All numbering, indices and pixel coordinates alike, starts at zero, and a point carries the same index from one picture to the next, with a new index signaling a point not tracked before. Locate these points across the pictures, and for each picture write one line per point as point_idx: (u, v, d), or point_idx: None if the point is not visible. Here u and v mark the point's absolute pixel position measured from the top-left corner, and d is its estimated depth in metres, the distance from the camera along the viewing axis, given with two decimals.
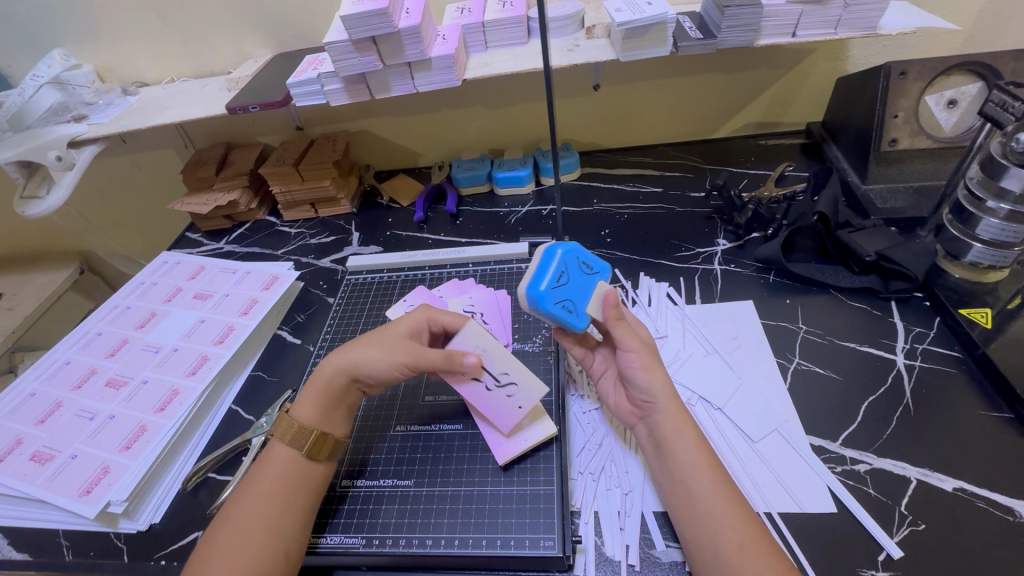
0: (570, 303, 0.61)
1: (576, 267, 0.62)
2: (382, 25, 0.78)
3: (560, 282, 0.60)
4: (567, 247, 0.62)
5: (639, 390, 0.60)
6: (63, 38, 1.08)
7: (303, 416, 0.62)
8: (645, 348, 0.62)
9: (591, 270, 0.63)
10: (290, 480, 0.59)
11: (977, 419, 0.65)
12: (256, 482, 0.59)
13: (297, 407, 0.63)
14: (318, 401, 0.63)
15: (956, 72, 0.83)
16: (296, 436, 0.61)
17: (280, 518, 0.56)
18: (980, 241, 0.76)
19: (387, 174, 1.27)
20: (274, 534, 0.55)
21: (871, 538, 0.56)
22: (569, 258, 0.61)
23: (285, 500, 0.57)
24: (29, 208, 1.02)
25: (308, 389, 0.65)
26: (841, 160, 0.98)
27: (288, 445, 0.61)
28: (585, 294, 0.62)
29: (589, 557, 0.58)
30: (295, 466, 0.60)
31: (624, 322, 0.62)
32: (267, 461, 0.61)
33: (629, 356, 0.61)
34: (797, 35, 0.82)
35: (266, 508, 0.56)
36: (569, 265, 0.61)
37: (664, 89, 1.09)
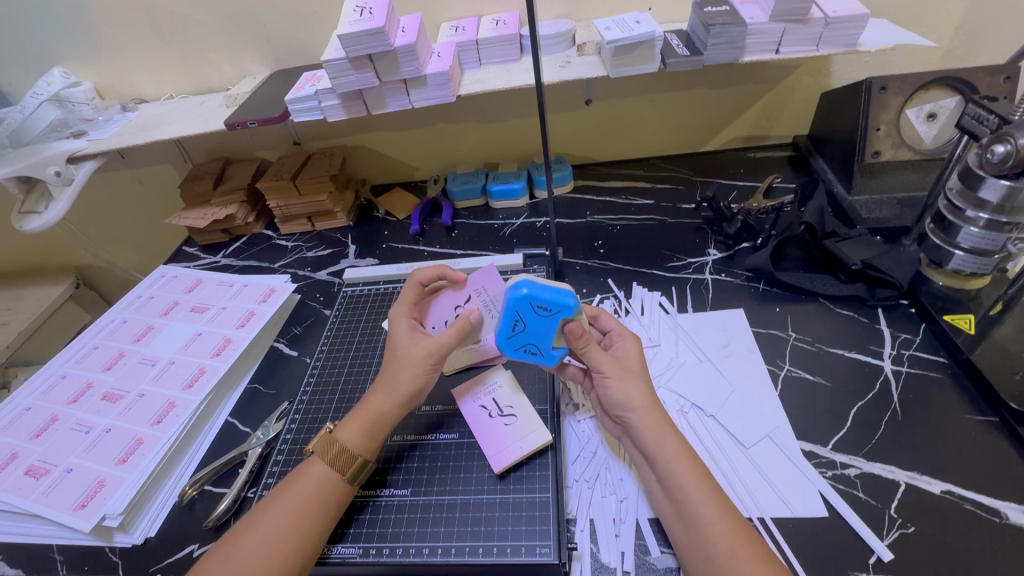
0: (534, 345, 0.64)
1: (530, 313, 0.61)
2: (378, 43, 0.80)
3: (515, 332, 0.63)
4: (518, 295, 0.61)
5: (614, 404, 0.62)
6: (64, 55, 1.09)
7: (347, 439, 0.62)
8: (619, 365, 0.63)
9: (549, 312, 0.61)
10: (320, 500, 0.59)
11: (962, 423, 0.66)
12: (284, 495, 0.59)
13: (344, 429, 0.63)
14: (367, 431, 0.63)
15: (933, 87, 0.86)
16: (337, 457, 0.61)
17: (304, 536, 0.56)
18: (961, 249, 0.78)
19: (382, 188, 1.28)
20: (292, 549, 0.55)
21: (862, 542, 0.57)
22: (521, 305, 0.61)
23: (311, 517, 0.58)
24: (27, 223, 1.02)
25: (357, 411, 0.65)
26: (827, 172, 1.00)
27: (328, 466, 0.61)
28: (547, 334, 0.63)
29: (585, 565, 0.58)
30: (329, 488, 0.60)
31: (591, 349, 0.62)
32: (303, 477, 0.60)
33: (601, 377, 0.63)
34: (781, 52, 0.85)
35: (296, 524, 0.57)
36: (523, 313, 0.62)
37: (653, 103, 1.12)
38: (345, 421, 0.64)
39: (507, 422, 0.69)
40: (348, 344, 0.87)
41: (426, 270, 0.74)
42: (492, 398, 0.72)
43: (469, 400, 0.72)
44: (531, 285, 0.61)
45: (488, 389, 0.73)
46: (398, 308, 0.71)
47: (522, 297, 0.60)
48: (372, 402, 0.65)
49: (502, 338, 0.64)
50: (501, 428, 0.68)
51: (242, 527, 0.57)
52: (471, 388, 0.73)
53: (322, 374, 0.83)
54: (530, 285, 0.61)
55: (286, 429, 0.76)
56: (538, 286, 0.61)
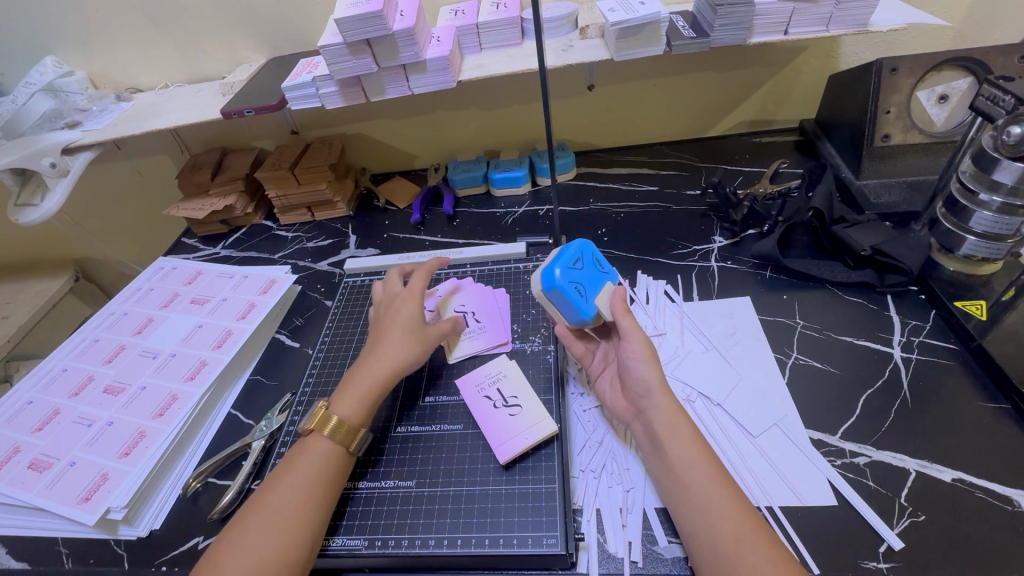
0: (581, 287, 0.66)
1: (590, 262, 0.69)
2: (376, 27, 0.78)
3: (575, 265, 0.66)
4: (586, 242, 0.70)
5: (636, 381, 0.62)
6: (58, 44, 1.08)
7: (346, 411, 0.63)
8: (644, 340, 0.64)
9: (603, 268, 0.71)
10: (324, 474, 0.59)
11: (974, 410, 0.66)
12: (291, 472, 0.59)
13: (339, 402, 0.64)
14: (363, 399, 0.65)
15: (946, 68, 0.84)
16: (338, 430, 0.62)
17: (318, 509, 0.57)
18: (974, 233, 0.76)
19: (382, 177, 1.26)
20: (303, 527, 0.55)
21: (873, 531, 0.57)
22: (585, 251, 0.69)
23: (322, 490, 0.58)
24: (22, 215, 1.01)
25: (352, 384, 0.66)
26: (835, 156, 0.99)
27: (331, 439, 0.61)
28: (595, 286, 0.68)
29: (592, 555, 0.58)
30: (334, 460, 0.61)
31: (630, 315, 0.66)
32: (307, 452, 0.61)
33: (627, 347, 0.63)
34: (790, 33, 0.83)
35: (306, 497, 0.57)
36: (585, 257, 0.69)
37: (658, 88, 1.10)
38: (341, 394, 0.66)
39: (511, 413, 0.68)
40: (351, 334, 0.87)
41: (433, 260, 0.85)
42: (496, 390, 0.71)
43: (473, 388, 0.72)
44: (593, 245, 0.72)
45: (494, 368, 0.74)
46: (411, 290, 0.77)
47: (588, 244, 0.70)
48: (368, 374, 0.66)
49: (564, 261, 0.65)
50: (505, 418, 0.68)
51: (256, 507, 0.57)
52: (476, 377, 0.73)
53: (323, 365, 0.83)
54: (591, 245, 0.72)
55: (290, 421, 0.76)
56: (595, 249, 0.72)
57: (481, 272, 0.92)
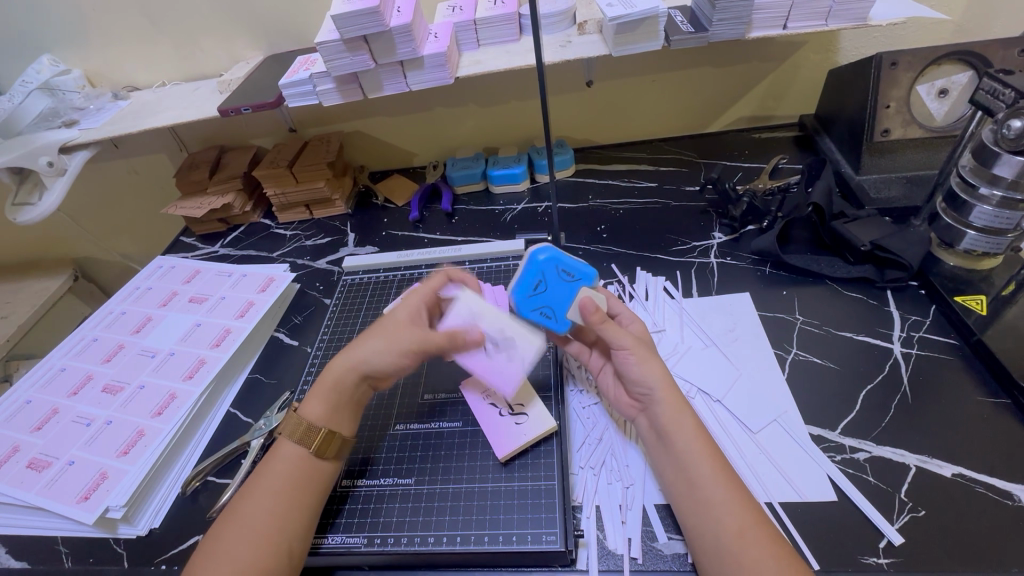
0: (550, 309, 0.66)
1: (554, 276, 0.65)
2: (373, 23, 0.77)
3: (537, 291, 0.66)
4: (545, 257, 0.65)
5: (636, 383, 0.61)
6: (54, 43, 1.07)
7: (312, 415, 0.62)
8: (639, 342, 0.62)
9: (571, 276, 0.65)
10: (294, 478, 0.59)
11: (974, 405, 0.65)
12: (261, 479, 0.59)
13: (305, 405, 0.63)
14: (328, 401, 0.63)
15: (946, 62, 0.84)
16: (304, 434, 0.61)
17: (288, 518, 0.56)
18: (974, 228, 0.76)
19: (381, 175, 1.26)
20: (275, 534, 0.55)
21: (873, 526, 0.56)
22: (546, 266, 0.65)
23: (291, 498, 0.57)
24: (20, 215, 1.01)
25: (318, 386, 0.65)
26: (834, 151, 0.98)
27: (297, 443, 0.61)
28: (565, 300, 0.65)
29: (591, 552, 0.58)
30: (303, 465, 0.60)
31: (608, 324, 0.62)
32: (274, 459, 0.60)
33: (623, 353, 0.61)
34: (789, 27, 0.82)
35: (275, 507, 0.56)
36: (548, 274, 0.65)
37: (657, 84, 1.09)
38: (307, 397, 0.64)
39: (497, 348, 0.65)
40: (350, 332, 0.86)
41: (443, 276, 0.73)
42: (478, 317, 0.67)
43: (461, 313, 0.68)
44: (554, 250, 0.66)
45: (464, 305, 0.68)
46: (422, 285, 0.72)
47: (550, 255, 0.65)
48: (331, 374, 0.65)
49: (522, 296, 0.67)
50: (491, 354, 0.66)
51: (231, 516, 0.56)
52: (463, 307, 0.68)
53: (322, 363, 0.82)
54: (553, 250, 0.66)
55: None
56: (565, 256, 0.66)
57: (480, 270, 0.92)
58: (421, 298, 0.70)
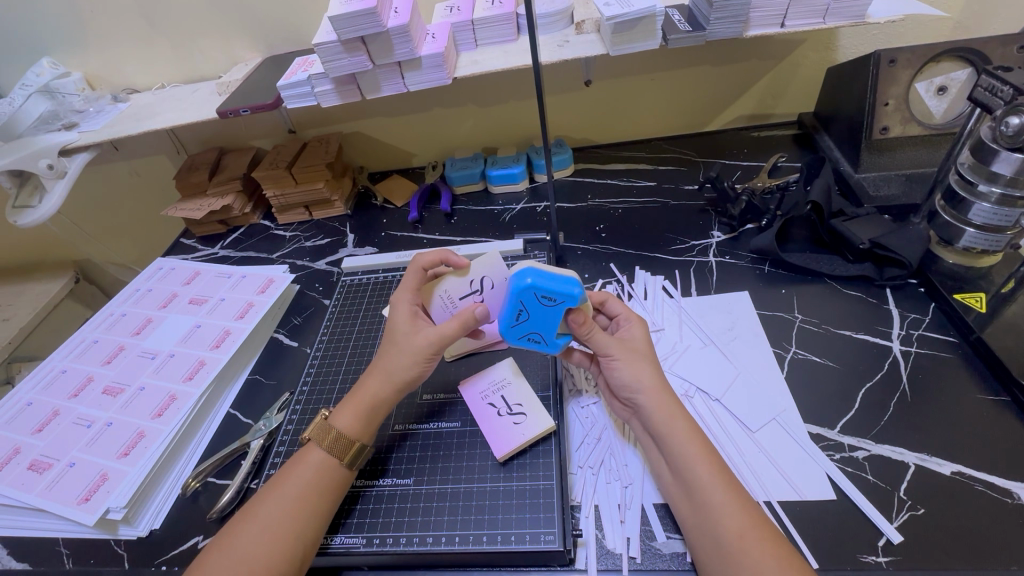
0: (537, 333, 0.64)
1: (534, 302, 0.61)
2: (370, 25, 0.78)
3: (520, 321, 0.63)
4: (523, 285, 0.60)
5: (623, 387, 0.62)
6: (53, 45, 1.07)
7: (344, 425, 0.62)
8: (625, 347, 0.63)
9: (553, 302, 0.60)
10: (318, 486, 0.59)
11: (973, 403, 0.65)
12: (284, 483, 0.59)
13: (338, 415, 0.63)
14: (361, 413, 0.63)
15: (944, 59, 0.84)
16: (334, 443, 0.61)
17: (305, 521, 0.56)
18: (973, 225, 0.76)
19: (380, 175, 1.26)
20: (292, 538, 0.55)
21: (872, 524, 0.56)
22: (525, 295, 0.60)
23: (312, 504, 0.57)
24: (20, 217, 1.01)
25: (352, 397, 0.64)
26: (833, 149, 0.98)
27: (325, 451, 0.61)
28: (551, 323, 0.62)
29: (590, 551, 0.58)
30: (328, 473, 0.60)
31: (595, 333, 0.62)
32: (301, 464, 0.60)
33: (608, 360, 0.63)
34: (786, 25, 0.82)
35: (295, 511, 0.56)
36: (528, 303, 0.61)
37: (655, 83, 1.09)
38: (340, 406, 0.64)
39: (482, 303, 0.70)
40: (349, 333, 0.87)
41: (429, 256, 0.74)
42: (454, 298, 0.71)
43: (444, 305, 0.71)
44: (536, 274, 0.60)
45: (438, 294, 0.70)
46: (400, 293, 0.70)
47: (525, 285, 0.60)
48: (368, 388, 0.64)
49: (506, 326, 0.64)
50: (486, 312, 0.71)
51: (248, 514, 0.57)
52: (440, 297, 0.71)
53: (322, 364, 0.83)
54: (534, 273, 0.61)
55: (289, 420, 0.76)
56: (545, 275, 0.60)
57: None
58: (409, 302, 0.69)
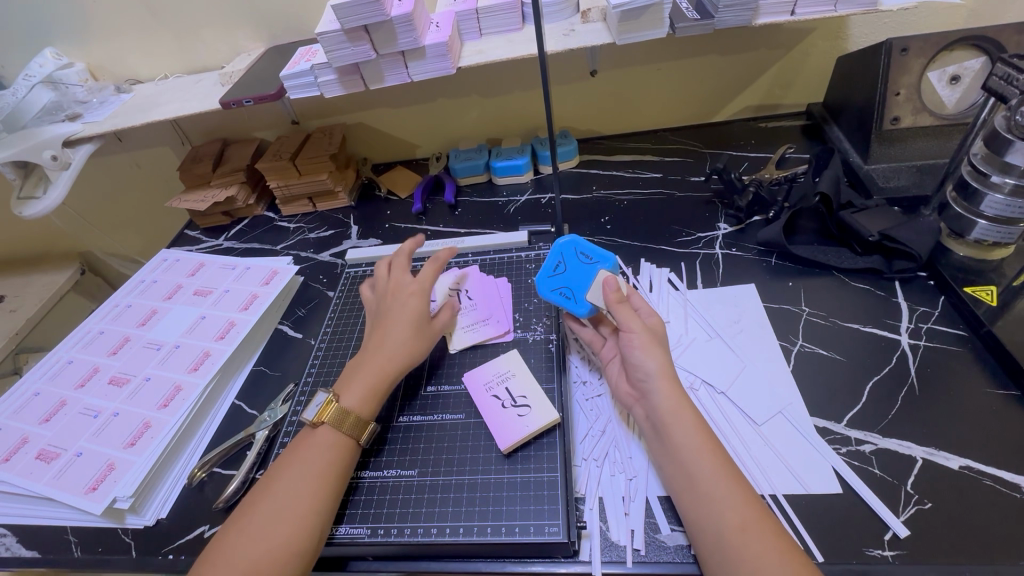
0: (568, 288, 0.71)
1: (575, 257, 0.72)
2: (373, 13, 0.77)
3: (558, 272, 0.72)
4: (566, 241, 0.73)
5: (637, 370, 0.61)
6: (57, 36, 1.07)
7: (353, 404, 0.63)
8: (648, 331, 0.63)
9: (591, 258, 0.71)
10: (331, 466, 0.59)
11: (982, 397, 0.64)
12: (298, 463, 0.59)
13: (345, 394, 0.64)
14: (369, 395, 0.64)
15: (958, 47, 0.82)
16: (345, 424, 0.62)
17: (323, 501, 0.57)
18: (985, 217, 0.75)
19: (384, 167, 1.26)
20: (311, 516, 0.55)
21: (878, 519, 0.56)
22: (567, 249, 0.72)
23: (326, 484, 0.58)
24: (26, 209, 1.01)
25: (359, 374, 0.66)
26: (842, 140, 0.97)
27: (337, 431, 0.61)
28: (585, 282, 0.70)
29: (594, 543, 0.58)
30: (340, 453, 0.60)
31: (624, 305, 0.64)
32: (313, 446, 0.61)
33: (629, 337, 0.62)
34: (797, 14, 0.81)
35: (312, 490, 0.57)
36: (567, 257, 0.72)
37: (661, 73, 1.08)
38: (347, 387, 0.66)
39: None
40: (352, 326, 0.86)
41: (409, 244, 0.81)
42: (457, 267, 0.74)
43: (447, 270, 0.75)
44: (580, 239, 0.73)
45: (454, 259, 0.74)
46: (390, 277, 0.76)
47: (573, 241, 0.72)
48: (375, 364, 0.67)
49: (545, 275, 0.73)
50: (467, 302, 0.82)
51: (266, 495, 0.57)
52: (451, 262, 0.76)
53: (326, 355, 0.83)
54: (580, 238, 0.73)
55: (292, 411, 0.76)
56: (585, 242, 0.73)
57: (484, 261, 0.91)
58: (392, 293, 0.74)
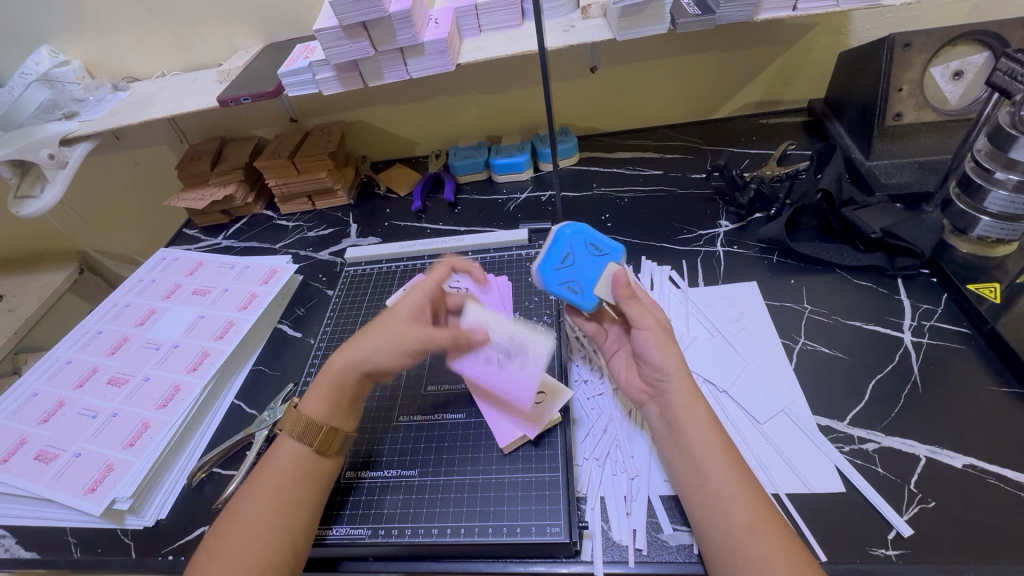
0: (576, 283, 0.64)
1: (582, 249, 0.65)
2: (371, 9, 0.76)
3: (565, 264, 0.65)
4: (573, 230, 0.65)
5: (653, 368, 0.60)
6: (53, 33, 1.06)
7: (314, 412, 0.61)
8: (660, 327, 0.60)
9: (599, 252, 0.65)
10: (297, 475, 0.58)
11: (986, 395, 0.64)
12: (263, 476, 0.58)
13: (307, 401, 0.62)
14: (331, 398, 0.61)
15: (962, 43, 0.81)
16: (305, 432, 0.60)
17: (292, 512, 0.56)
18: (988, 214, 0.74)
19: (383, 165, 1.25)
20: (280, 528, 0.55)
21: (881, 518, 0.56)
22: (573, 240, 0.65)
23: (293, 494, 0.57)
24: (23, 208, 1.01)
25: (321, 381, 0.63)
26: (844, 136, 0.96)
27: (298, 440, 0.60)
28: (593, 275, 0.64)
29: (596, 543, 0.57)
30: (306, 462, 0.59)
31: (635, 301, 0.61)
32: (277, 456, 0.60)
33: (642, 335, 0.60)
34: (798, 9, 0.80)
35: (277, 502, 0.56)
36: (575, 247, 0.65)
37: (662, 69, 1.07)
38: (308, 393, 0.63)
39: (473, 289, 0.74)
40: (352, 325, 0.86)
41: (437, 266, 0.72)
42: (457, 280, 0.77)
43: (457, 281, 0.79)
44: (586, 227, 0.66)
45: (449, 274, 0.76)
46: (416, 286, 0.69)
47: (580, 229, 0.66)
48: (338, 370, 0.63)
49: (548, 267, 0.64)
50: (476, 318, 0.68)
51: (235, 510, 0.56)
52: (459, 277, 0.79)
53: (326, 354, 0.82)
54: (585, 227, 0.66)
55: None
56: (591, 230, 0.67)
57: (485, 260, 0.91)
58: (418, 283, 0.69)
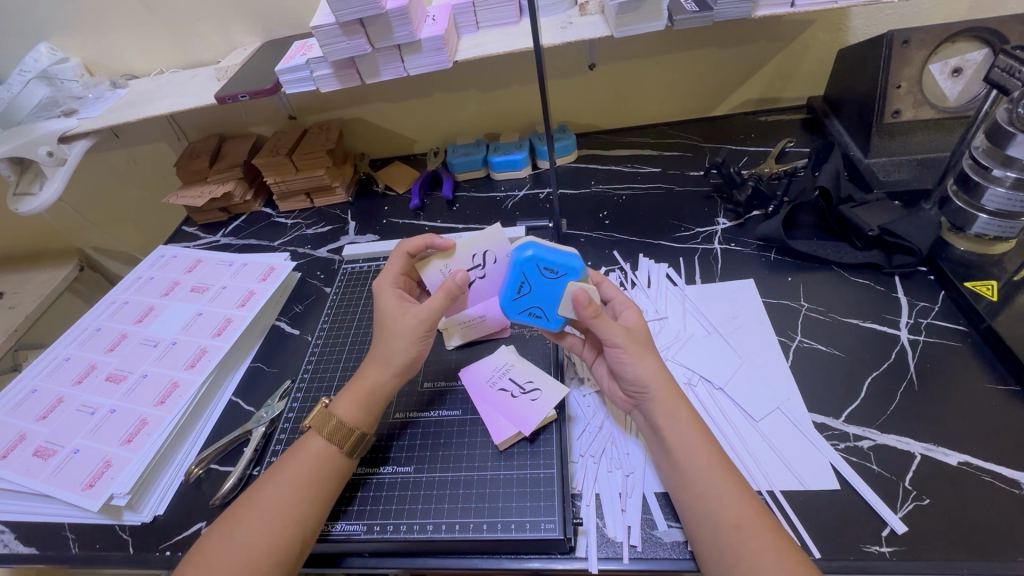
0: (539, 308, 0.64)
1: (536, 273, 0.62)
2: (368, 6, 0.76)
3: (522, 293, 0.63)
4: (523, 258, 0.61)
5: (631, 380, 0.59)
6: (52, 30, 1.06)
7: (343, 413, 0.62)
8: (632, 339, 0.60)
9: (554, 274, 0.61)
10: (318, 474, 0.58)
11: (982, 392, 0.64)
12: (283, 472, 0.58)
13: (338, 403, 0.63)
14: (362, 404, 0.62)
15: (962, 39, 0.80)
16: (335, 431, 0.60)
17: (305, 512, 0.56)
18: (986, 211, 0.74)
19: (382, 162, 1.25)
20: (292, 525, 0.55)
21: (875, 515, 0.56)
22: (527, 267, 0.61)
23: (311, 492, 0.57)
24: (21, 205, 1.01)
25: (353, 386, 0.64)
26: (842, 134, 0.96)
27: (325, 439, 0.60)
28: (553, 298, 0.63)
29: (590, 540, 0.58)
30: (328, 463, 0.59)
31: (602, 319, 0.59)
32: (302, 452, 0.60)
33: (615, 351, 0.59)
34: (797, 5, 0.80)
35: (296, 499, 0.56)
36: (528, 274, 0.62)
37: (661, 66, 1.07)
38: (339, 396, 0.64)
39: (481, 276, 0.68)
40: (349, 322, 0.86)
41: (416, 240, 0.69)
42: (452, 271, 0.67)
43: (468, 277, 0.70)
44: (537, 247, 0.61)
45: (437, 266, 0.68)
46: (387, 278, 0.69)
47: (528, 256, 0.61)
48: (369, 376, 0.64)
49: (507, 300, 0.64)
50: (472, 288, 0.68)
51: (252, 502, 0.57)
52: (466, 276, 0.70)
53: (323, 351, 0.83)
54: (535, 246, 0.62)
55: (289, 408, 0.75)
56: (545, 247, 0.62)
57: None
58: (391, 287, 0.68)
